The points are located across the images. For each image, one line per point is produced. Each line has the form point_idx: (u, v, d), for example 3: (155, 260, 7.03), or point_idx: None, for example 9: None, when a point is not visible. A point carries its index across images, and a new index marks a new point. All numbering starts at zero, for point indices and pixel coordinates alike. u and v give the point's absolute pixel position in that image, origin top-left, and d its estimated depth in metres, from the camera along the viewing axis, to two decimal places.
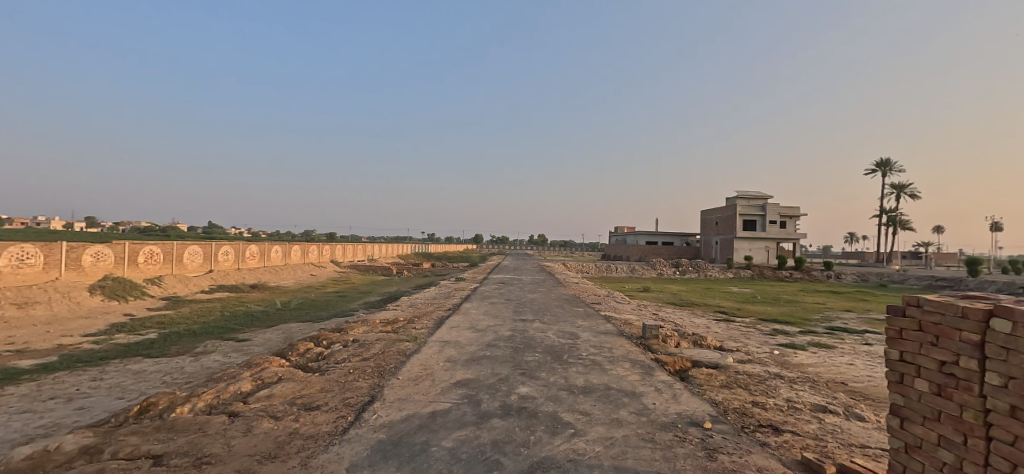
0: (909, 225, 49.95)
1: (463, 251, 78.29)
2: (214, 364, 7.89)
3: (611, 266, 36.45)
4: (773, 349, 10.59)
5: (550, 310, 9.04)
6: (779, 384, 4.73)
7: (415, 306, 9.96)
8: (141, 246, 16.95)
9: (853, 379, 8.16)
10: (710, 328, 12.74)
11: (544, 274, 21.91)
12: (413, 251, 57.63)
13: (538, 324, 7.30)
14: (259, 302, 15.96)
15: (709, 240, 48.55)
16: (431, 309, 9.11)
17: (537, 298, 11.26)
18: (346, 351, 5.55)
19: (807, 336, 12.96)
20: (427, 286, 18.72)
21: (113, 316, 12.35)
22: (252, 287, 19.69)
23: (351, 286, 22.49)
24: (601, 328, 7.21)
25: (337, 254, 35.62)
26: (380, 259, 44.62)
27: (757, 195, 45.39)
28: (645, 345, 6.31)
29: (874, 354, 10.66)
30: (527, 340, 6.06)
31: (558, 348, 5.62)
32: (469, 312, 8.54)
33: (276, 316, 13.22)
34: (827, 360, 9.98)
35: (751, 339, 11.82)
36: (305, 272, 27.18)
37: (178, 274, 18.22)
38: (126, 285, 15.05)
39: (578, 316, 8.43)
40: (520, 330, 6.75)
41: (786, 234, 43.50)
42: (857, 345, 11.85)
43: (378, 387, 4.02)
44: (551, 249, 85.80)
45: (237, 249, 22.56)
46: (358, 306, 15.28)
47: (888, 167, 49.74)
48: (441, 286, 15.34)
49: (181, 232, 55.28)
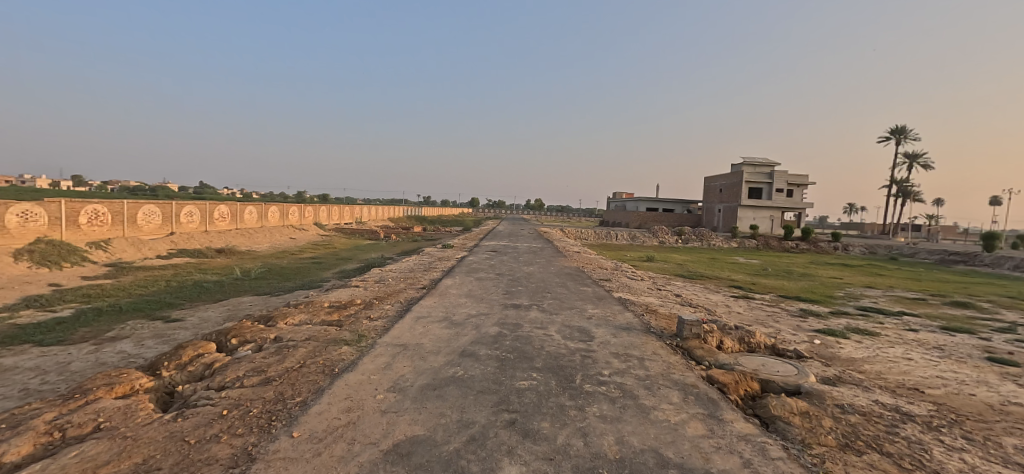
0: (918, 197, 48.18)
1: (459, 215, 75.94)
2: (115, 358, 6.06)
3: (612, 233, 34.49)
4: (813, 339, 8.87)
5: (551, 290, 7.22)
6: (924, 441, 2.94)
7: (384, 281, 8.06)
8: (82, 205, 14.78)
9: (929, 385, 6.47)
10: (733, 308, 11.05)
11: (541, 241, 19.91)
12: (404, 214, 55.30)
13: (535, 313, 5.47)
14: (218, 270, 13.99)
15: (712, 208, 46.66)
16: (401, 288, 7.22)
17: (535, 273, 9.33)
18: (246, 364, 3.69)
19: (840, 319, 11.33)
20: (410, 253, 16.84)
21: (34, 288, 10.40)
22: (217, 252, 17.69)
23: (330, 252, 20.53)
24: (619, 321, 5.39)
25: (322, 216, 33.35)
26: (371, 222, 42.40)
27: (765, 161, 42.89)
28: (687, 352, 4.48)
29: (928, 347, 9.05)
30: (520, 344, 4.20)
31: (565, 361, 3.78)
32: (447, 293, 6.67)
33: (230, 289, 11.32)
34: (881, 353, 8.33)
35: (783, 324, 10.08)
36: (283, 235, 25.13)
37: (131, 237, 16.19)
38: (62, 250, 13.04)
39: (586, 300, 6.58)
40: (511, 325, 4.88)
41: (793, 203, 41.60)
42: (902, 333, 10.24)
43: (241, 467, 2.16)
44: (550, 215, 83.65)
45: (202, 209, 20.35)
46: (330, 276, 13.35)
47: (903, 135, 47.13)
48: (425, 255, 13.37)
49: (165, 191, 52.56)
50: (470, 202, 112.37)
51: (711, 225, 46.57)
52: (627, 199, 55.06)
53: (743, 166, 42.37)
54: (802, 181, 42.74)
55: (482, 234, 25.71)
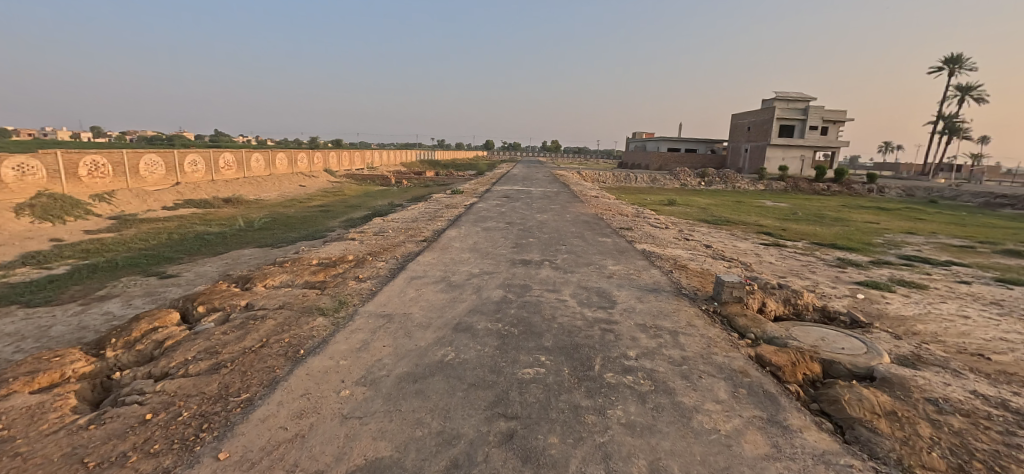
0: (967, 133, 44.27)
1: (473, 159, 74.11)
2: (99, 321, 5.71)
3: (631, 176, 32.94)
4: (855, 293, 8.03)
5: (566, 242, 6.44)
6: None
7: (383, 232, 7.41)
8: (80, 156, 14.26)
9: (995, 349, 5.69)
10: (764, 258, 10.16)
11: (557, 186, 18.82)
12: (417, 158, 54.02)
13: (547, 271, 4.73)
14: (222, 221, 13.60)
15: (738, 148, 44.00)
16: (400, 241, 6.55)
17: (548, 222, 8.52)
18: (202, 345, 3.16)
19: (882, 270, 10.38)
20: (419, 200, 16.12)
21: (35, 244, 10.16)
22: (224, 202, 17.30)
23: (339, 199, 19.99)
24: (645, 280, 4.62)
25: (332, 163, 32.55)
26: (383, 167, 41.45)
27: (800, 95, 39.45)
28: (727, 321, 3.75)
29: (985, 303, 8.15)
30: (528, 312, 3.50)
31: (582, 338, 3.08)
32: (449, 247, 5.97)
33: (232, 241, 10.90)
34: (933, 310, 7.48)
35: (821, 275, 9.21)
36: (293, 183, 24.61)
37: (135, 188, 15.84)
38: (64, 203, 12.72)
39: (605, 253, 5.79)
40: (518, 286, 4.17)
41: (827, 142, 38.74)
42: (952, 286, 9.29)
43: None
44: (566, 157, 81.01)
45: (206, 158, 19.76)
46: (335, 226, 12.83)
47: (959, 63, 42.28)
48: (433, 202, 12.60)
49: (180, 139, 52.16)
50: (485, 145, 109.46)
51: (736, 167, 44.22)
52: (647, 139, 52.30)
53: (776, 101, 39.12)
54: (840, 118, 39.42)
55: (494, 178, 24.66)
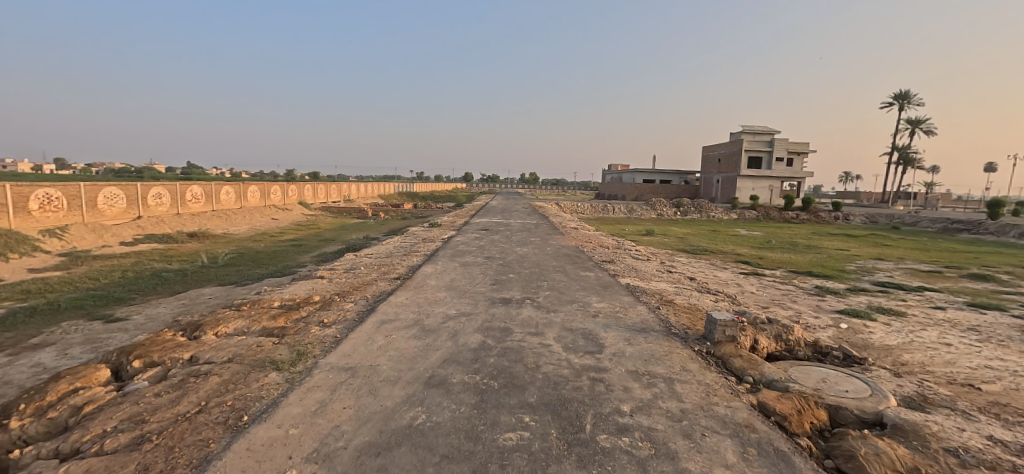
0: (919, 163, 47.13)
1: (452, 191, 74.23)
2: (24, 375, 5.02)
3: (609, 206, 33.41)
4: (838, 323, 7.97)
5: (548, 278, 6.17)
6: None
7: (354, 270, 7.00)
8: (30, 189, 13.40)
9: (984, 379, 5.61)
10: (746, 288, 10.12)
11: (536, 217, 18.79)
12: (396, 190, 53.65)
13: (529, 311, 4.42)
14: (184, 257, 12.82)
15: (710, 178, 45.52)
16: (372, 279, 6.15)
17: (529, 255, 8.26)
18: (126, 411, 2.67)
19: (860, 297, 10.45)
20: (396, 233, 15.74)
21: None
22: (188, 236, 16.45)
23: (313, 232, 19.37)
24: (633, 319, 4.36)
25: (308, 195, 31.88)
26: (360, 199, 40.84)
27: (765, 128, 41.48)
28: (722, 363, 3.50)
29: (963, 329, 8.21)
30: (510, 361, 3.17)
31: (570, 391, 2.76)
32: (424, 285, 5.61)
33: (192, 279, 10.19)
34: (916, 338, 7.45)
35: (802, 304, 9.17)
36: (264, 216, 23.81)
37: (92, 223, 14.91)
38: (9, 239, 11.72)
39: (589, 289, 5.54)
40: (498, 330, 3.84)
41: (793, 172, 40.48)
42: (929, 312, 9.39)
43: None
44: (544, 189, 82.10)
45: (172, 190, 18.97)
46: (307, 261, 12.25)
47: (906, 99, 45.52)
48: (410, 235, 12.22)
49: (146, 171, 50.39)
50: (464, 176, 110.30)
51: (709, 196, 45.55)
52: (623, 171, 53.65)
53: (743, 134, 40.97)
54: (803, 149, 41.45)
55: (474, 210, 24.54)
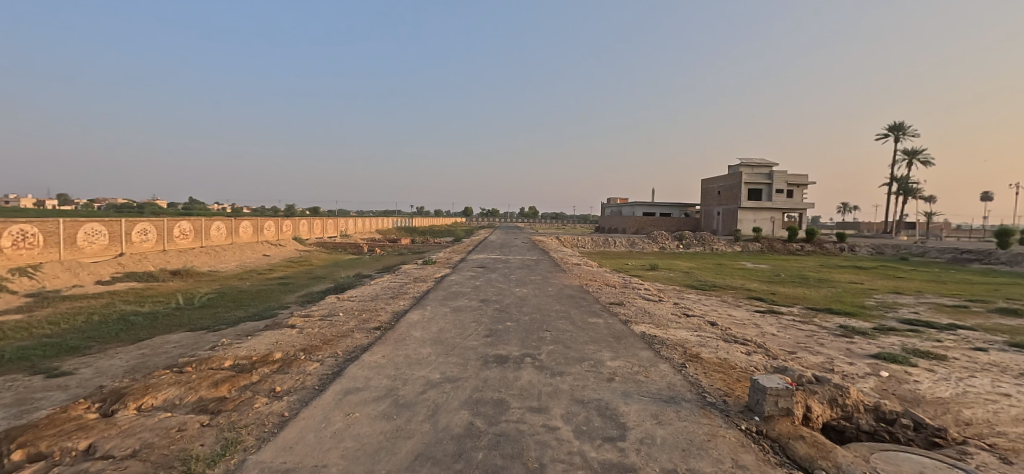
0: (919, 193, 46.94)
1: (450, 225, 73.77)
2: None
3: (610, 240, 32.76)
4: (878, 370, 7.06)
5: (550, 327, 5.34)
6: None
7: (332, 316, 6.17)
8: (4, 226, 12.74)
9: None
10: (767, 329, 9.23)
11: (536, 253, 18.06)
12: (393, 225, 53.09)
13: (529, 376, 3.59)
14: (159, 298, 11.94)
15: (711, 211, 45.23)
16: (349, 329, 5.32)
17: (528, 297, 7.46)
18: None
19: (891, 338, 9.51)
20: (389, 271, 14.94)
21: None
22: (170, 275, 15.61)
23: (303, 270, 18.55)
24: (658, 384, 3.53)
25: (303, 231, 31.25)
26: (357, 235, 40.21)
27: (762, 161, 41.56)
28: (786, 452, 2.66)
29: (1016, 375, 7.28)
30: (503, 460, 2.33)
31: None
32: (407, 338, 4.79)
33: (160, 324, 9.28)
34: (970, 388, 6.52)
35: (832, 348, 8.25)
36: (255, 252, 23.07)
37: (68, 261, 14.13)
38: None
39: (600, 342, 4.71)
40: (490, 404, 3.02)
41: (794, 204, 40.16)
42: (972, 355, 8.46)
43: None
44: (543, 223, 81.68)
45: (159, 226, 18.33)
46: (290, 302, 11.38)
47: (900, 131, 46.03)
48: (401, 274, 11.40)
49: (143, 207, 50.07)
50: (464, 211, 110.61)
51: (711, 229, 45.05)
52: (622, 204, 53.49)
53: (741, 166, 41.00)
54: (802, 181, 41.36)
55: (472, 245, 23.86)
